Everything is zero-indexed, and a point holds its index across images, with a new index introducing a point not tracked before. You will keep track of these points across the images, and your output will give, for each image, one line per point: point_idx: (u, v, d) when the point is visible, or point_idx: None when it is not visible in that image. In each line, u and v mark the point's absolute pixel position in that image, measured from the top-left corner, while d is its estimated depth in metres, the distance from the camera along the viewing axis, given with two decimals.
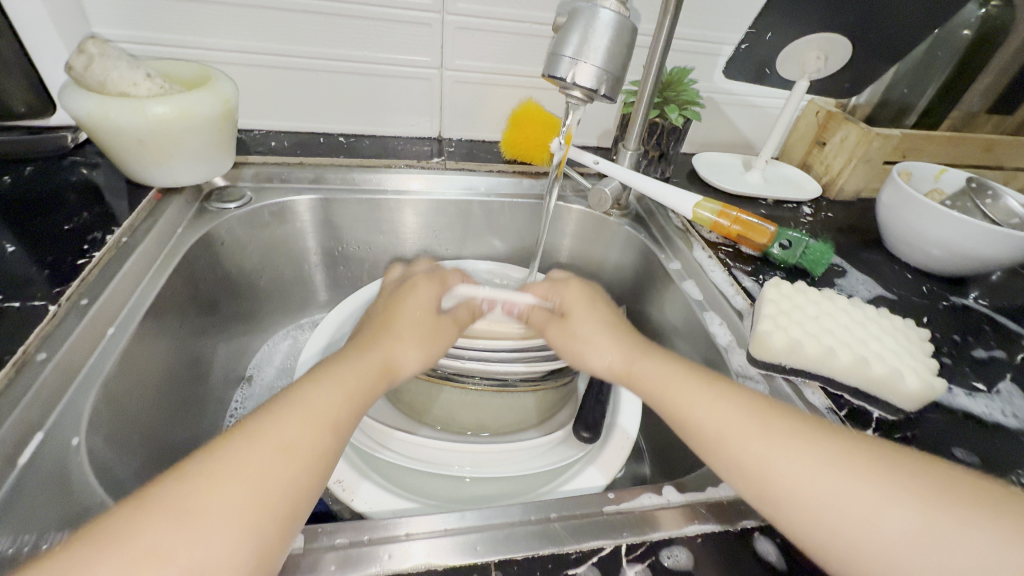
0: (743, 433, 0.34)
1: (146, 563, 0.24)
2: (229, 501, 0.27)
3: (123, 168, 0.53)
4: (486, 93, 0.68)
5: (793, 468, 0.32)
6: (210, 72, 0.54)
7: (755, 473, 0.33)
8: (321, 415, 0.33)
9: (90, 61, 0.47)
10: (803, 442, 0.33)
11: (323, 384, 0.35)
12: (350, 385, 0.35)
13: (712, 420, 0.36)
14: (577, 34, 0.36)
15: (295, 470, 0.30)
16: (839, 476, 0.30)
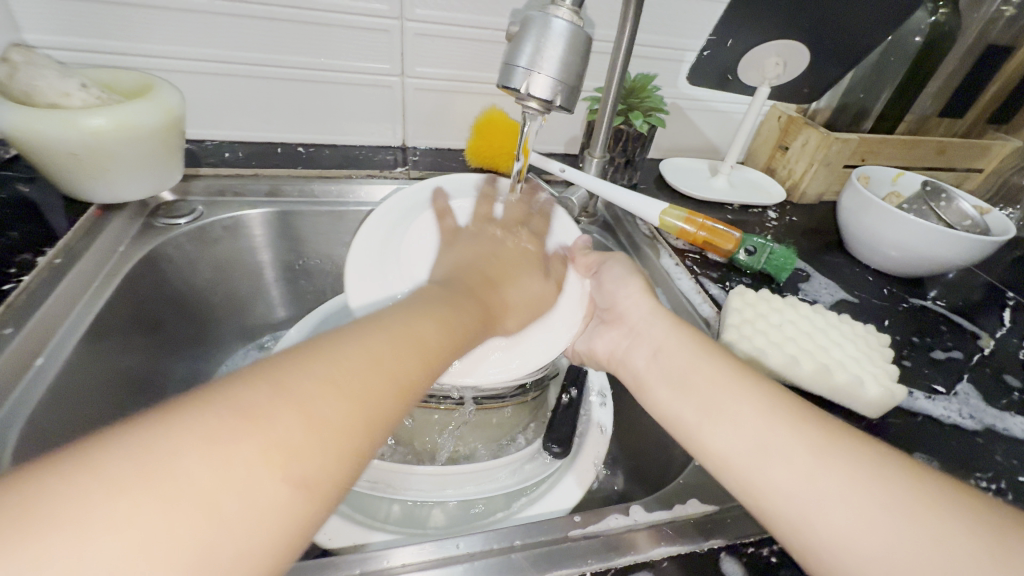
0: (761, 441, 0.31)
1: (263, 456, 0.20)
2: (343, 419, 0.23)
3: (57, 183, 0.50)
4: (449, 100, 0.67)
5: (807, 479, 0.29)
6: (152, 80, 0.51)
7: (763, 487, 0.30)
8: (430, 347, 0.28)
9: (14, 69, 0.44)
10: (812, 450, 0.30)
11: (428, 317, 0.30)
12: (450, 320, 0.31)
13: (731, 435, 0.33)
14: (531, 43, 0.35)
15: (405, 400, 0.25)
16: (853, 492, 0.28)
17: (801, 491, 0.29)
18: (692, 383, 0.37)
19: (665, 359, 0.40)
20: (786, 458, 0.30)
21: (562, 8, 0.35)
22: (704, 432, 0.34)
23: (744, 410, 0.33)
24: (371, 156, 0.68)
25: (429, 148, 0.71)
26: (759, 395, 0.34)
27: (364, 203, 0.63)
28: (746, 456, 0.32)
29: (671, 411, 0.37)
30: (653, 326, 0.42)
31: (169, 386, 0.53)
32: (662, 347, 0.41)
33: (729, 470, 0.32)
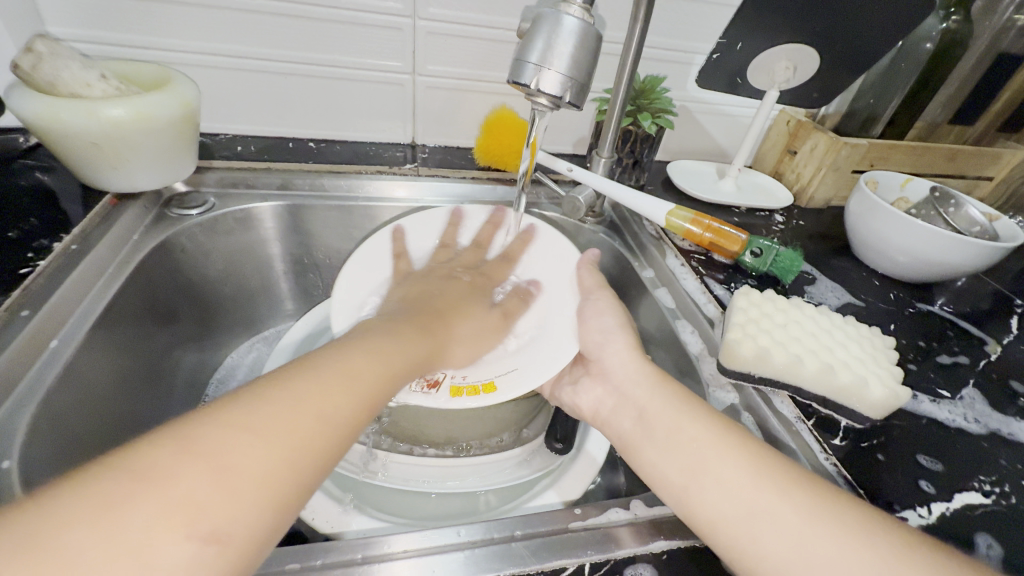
0: (756, 504, 0.30)
1: (177, 516, 0.21)
2: (264, 467, 0.24)
3: (77, 173, 0.51)
4: (459, 99, 0.68)
5: (811, 552, 0.28)
6: (169, 73, 0.52)
7: (752, 555, 0.29)
8: (360, 386, 0.30)
9: (38, 60, 0.44)
10: (809, 518, 0.29)
11: (357, 354, 0.32)
12: (385, 357, 0.33)
13: (725, 501, 0.31)
14: (542, 39, 0.35)
15: (332, 435, 0.27)
16: (861, 568, 0.27)
17: (796, 550, 0.28)
18: (681, 439, 0.35)
19: (646, 418, 0.38)
20: (777, 526, 0.29)
21: (573, 6, 0.36)
22: (707, 490, 0.32)
23: (721, 465, 0.33)
24: (381, 152, 0.69)
25: (438, 146, 0.72)
26: (734, 448, 0.34)
27: (373, 199, 0.63)
28: (746, 526, 0.30)
29: (658, 472, 0.35)
30: (636, 378, 0.41)
31: (177, 375, 0.54)
32: (645, 411, 0.39)
33: (717, 535, 0.31)
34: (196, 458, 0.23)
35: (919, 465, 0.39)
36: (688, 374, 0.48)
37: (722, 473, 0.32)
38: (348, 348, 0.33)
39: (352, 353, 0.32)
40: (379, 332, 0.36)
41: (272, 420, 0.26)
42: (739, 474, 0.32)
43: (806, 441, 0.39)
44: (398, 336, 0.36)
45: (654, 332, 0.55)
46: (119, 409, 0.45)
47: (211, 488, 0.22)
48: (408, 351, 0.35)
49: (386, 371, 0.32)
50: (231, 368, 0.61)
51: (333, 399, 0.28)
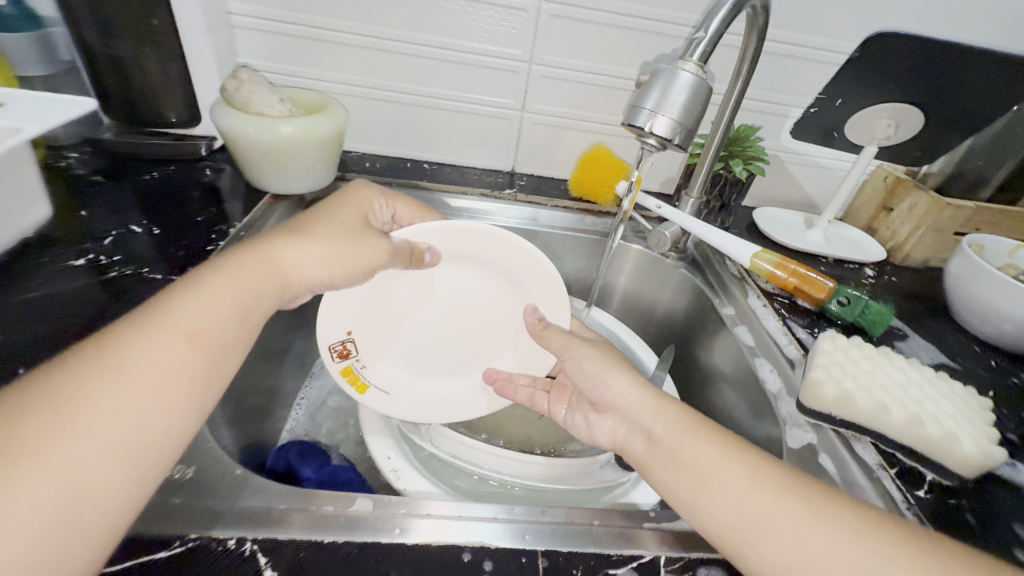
0: (763, 515, 0.31)
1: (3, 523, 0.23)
2: (100, 444, 0.26)
3: (247, 174, 0.62)
4: (560, 135, 0.74)
5: (816, 554, 0.29)
6: (328, 99, 0.63)
7: (753, 554, 0.30)
8: (196, 335, 0.32)
9: (240, 85, 0.57)
10: (815, 523, 0.30)
11: (196, 300, 0.33)
12: (231, 302, 0.35)
13: (731, 514, 0.31)
14: (658, 90, 0.40)
15: (176, 395, 0.30)
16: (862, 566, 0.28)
17: (801, 554, 0.29)
18: (688, 456, 0.34)
19: (654, 433, 0.37)
20: (776, 528, 0.30)
21: (688, 62, 0.41)
22: (725, 499, 0.32)
23: (730, 475, 0.33)
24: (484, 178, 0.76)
25: (535, 176, 0.79)
26: (739, 459, 0.33)
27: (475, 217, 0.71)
28: (755, 534, 0.30)
29: (667, 487, 0.35)
30: (639, 392, 0.39)
31: (294, 351, 0.63)
32: (648, 428, 0.37)
33: (727, 543, 0.31)
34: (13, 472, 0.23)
35: (1013, 533, 0.37)
36: (764, 410, 0.49)
37: (727, 483, 0.32)
38: (175, 303, 0.33)
39: (174, 313, 0.32)
40: (216, 286, 0.35)
41: (96, 405, 0.27)
42: (738, 485, 0.32)
43: (886, 489, 0.39)
44: (241, 279, 0.36)
45: (731, 367, 0.57)
46: (253, 371, 0.53)
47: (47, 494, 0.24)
48: (256, 302, 0.36)
49: (220, 331, 0.33)
50: (333, 355, 0.70)
51: (166, 365, 0.30)
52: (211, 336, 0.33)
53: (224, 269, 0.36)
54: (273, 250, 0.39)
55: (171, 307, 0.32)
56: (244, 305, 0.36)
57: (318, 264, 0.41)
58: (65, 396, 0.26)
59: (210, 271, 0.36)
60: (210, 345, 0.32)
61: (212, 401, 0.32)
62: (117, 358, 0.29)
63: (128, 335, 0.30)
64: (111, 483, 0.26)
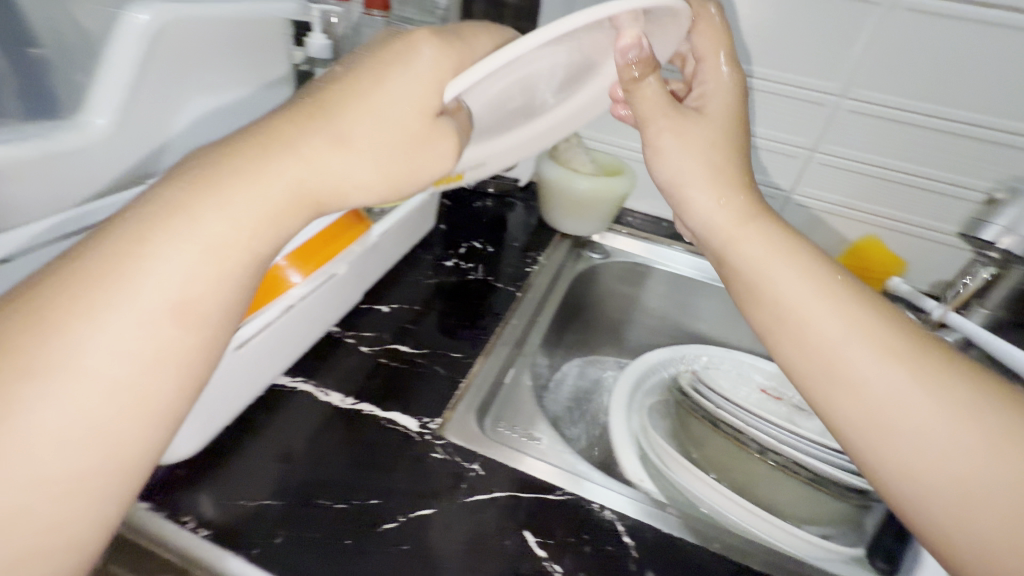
0: (826, 335, 0.30)
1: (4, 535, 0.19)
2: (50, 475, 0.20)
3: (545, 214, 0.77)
4: (825, 219, 0.75)
5: (883, 380, 0.28)
6: (625, 163, 0.75)
7: (865, 404, 0.28)
8: (152, 304, 0.22)
9: (567, 146, 0.71)
10: (927, 374, 0.28)
11: (156, 263, 0.22)
12: (214, 252, 0.23)
13: (857, 357, 0.29)
14: (1016, 209, 0.41)
15: (151, 418, 0.22)
16: (916, 399, 0.27)
17: (856, 383, 0.29)
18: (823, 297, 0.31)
19: (731, 254, 0.35)
20: (868, 354, 0.29)
21: None
22: (841, 346, 0.30)
23: (802, 291, 0.32)
24: None
25: None
26: (870, 316, 0.30)
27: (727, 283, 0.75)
28: (842, 354, 0.30)
29: (776, 344, 0.33)
30: (721, 204, 0.36)
31: None
32: (728, 240, 0.35)
33: (810, 377, 0.31)
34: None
35: None
36: None
37: (830, 319, 0.30)
38: (142, 264, 0.22)
39: (129, 267, 0.22)
40: (210, 195, 0.23)
41: (33, 410, 0.19)
42: (865, 346, 0.29)
43: None
44: (226, 226, 0.23)
45: None
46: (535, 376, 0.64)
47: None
48: (261, 249, 0.25)
49: (196, 298, 0.23)
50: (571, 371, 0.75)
51: (112, 363, 0.21)
52: (185, 304, 0.22)
53: (192, 185, 0.23)
54: (304, 131, 0.25)
55: (158, 222, 0.22)
56: (224, 270, 0.23)
57: (365, 154, 0.26)
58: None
59: (221, 158, 0.24)
60: (184, 315, 0.22)
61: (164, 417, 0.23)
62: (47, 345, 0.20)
63: (74, 294, 0.21)
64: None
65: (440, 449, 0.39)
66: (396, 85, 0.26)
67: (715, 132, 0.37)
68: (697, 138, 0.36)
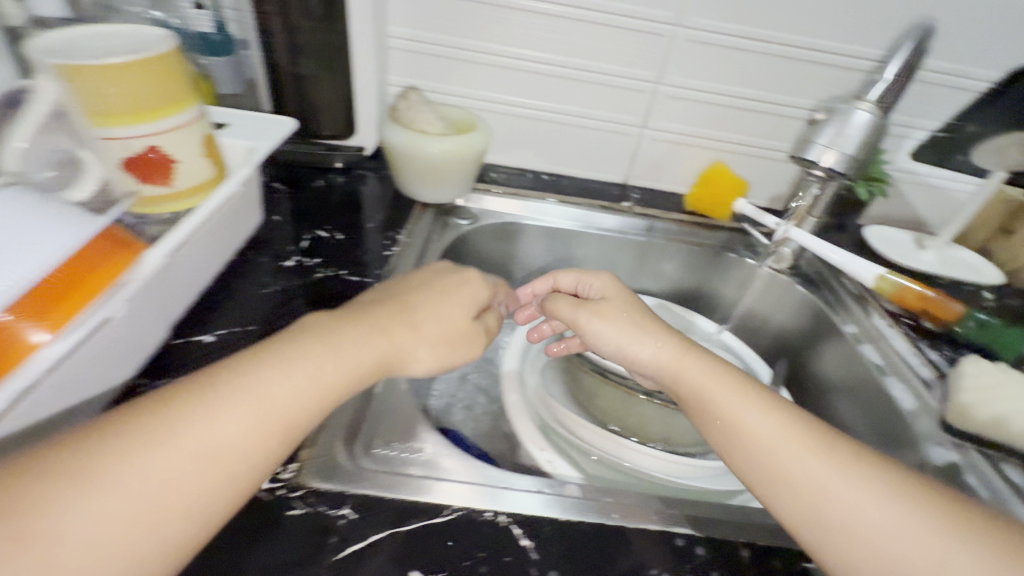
0: (739, 399, 0.41)
1: (95, 553, 0.26)
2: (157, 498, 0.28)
3: (402, 183, 0.69)
4: (678, 151, 0.77)
5: (773, 432, 0.38)
6: (477, 117, 0.68)
7: (765, 459, 0.38)
8: (279, 412, 0.33)
9: (408, 105, 0.63)
10: (807, 434, 0.38)
11: (270, 380, 0.33)
12: (322, 381, 0.35)
13: (767, 432, 0.39)
14: (833, 128, 0.44)
15: (218, 477, 0.30)
16: (806, 454, 0.37)
17: (844, 520, 0.34)
18: (765, 403, 0.41)
19: (682, 384, 0.44)
20: (772, 419, 0.39)
21: (864, 102, 0.43)
22: (746, 420, 0.40)
23: (818, 467, 0.36)
24: (600, 189, 0.81)
25: (647, 188, 0.82)
26: (805, 436, 0.38)
27: (596, 226, 0.75)
28: (749, 423, 0.39)
29: (709, 409, 0.42)
30: (660, 350, 0.45)
31: None
32: (678, 372, 0.44)
33: (724, 444, 0.40)
34: (157, 435, 0.29)
35: None
36: (901, 427, 0.52)
37: (751, 414, 0.40)
38: (250, 371, 0.33)
39: (299, 345, 0.36)
40: (300, 350, 0.36)
41: (150, 451, 0.28)
42: (766, 418, 0.40)
43: None
44: (333, 355, 0.37)
45: (857, 383, 0.59)
46: None
47: (156, 467, 0.28)
48: (302, 383, 0.34)
49: (325, 382, 0.35)
50: None
51: (273, 407, 0.33)
52: (269, 422, 0.32)
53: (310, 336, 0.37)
54: (435, 299, 0.45)
55: (251, 355, 0.34)
56: (334, 388, 0.36)
57: (439, 320, 0.44)
58: (115, 442, 0.28)
59: (312, 336, 0.37)
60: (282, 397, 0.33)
61: (242, 468, 0.31)
62: (246, 378, 0.33)
63: (257, 369, 0.34)
64: (196, 486, 0.29)
65: (300, 503, 0.35)
66: (457, 308, 0.46)
67: (625, 305, 0.49)
68: (614, 310, 0.48)
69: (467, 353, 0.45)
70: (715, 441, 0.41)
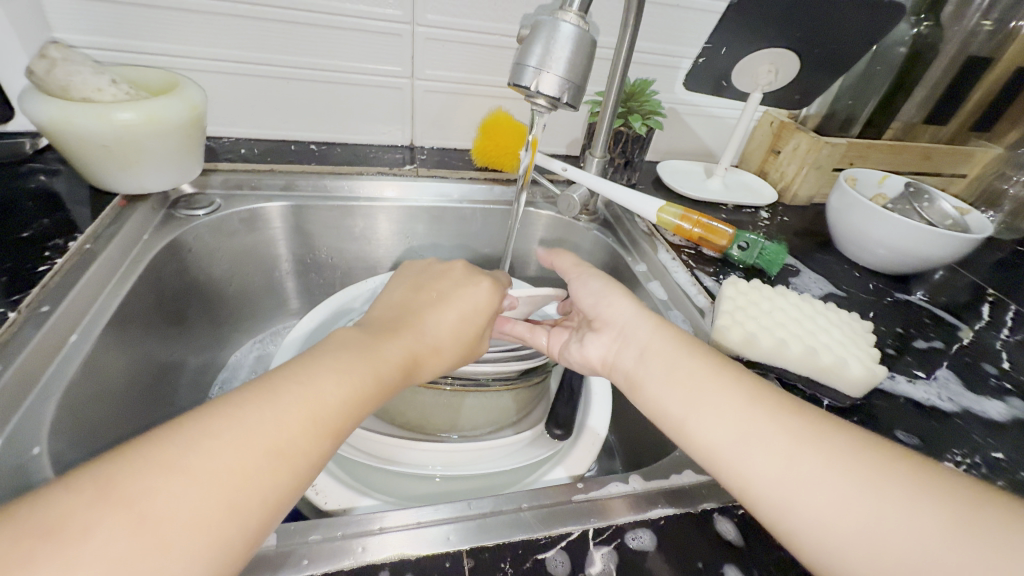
0: (678, 377, 0.36)
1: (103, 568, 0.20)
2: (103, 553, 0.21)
3: (88, 175, 0.52)
4: (458, 102, 0.70)
5: (716, 418, 0.33)
6: (177, 78, 0.54)
7: (719, 448, 0.32)
8: (325, 410, 0.29)
9: (52, 65, 0.46)
10: (754, 411, 0.32)
11: (319, 372, 0.30)
12: (359, 377, 0.31)
13: (717, 424, 0.33)
14: (540, 45, 0.37)
15: (276, 474, 0.26)
16: (772, 440, 0.31)
17: (798, 494, 0.29)
18: (689, 371, 0.36)
19: (649, 371, 0.38)
20: (715, 404, 0.33)
21: (569, 13, 0.38)
22: (693, 405, 0.35)
23: (773, 464, 0.30)
24: (381, 154, 0.71)
25: (437, 148, 0.75)
26: (802, 425, 0.31)
27: (376, 198, 0.65)
28: (701, 397, 0.34)
29: (650, 386, 0.38)
30: (626, 333, 0.41)
31: (190, 368, 0.56)
32: (640, 367, 0.39)
33: (703, 448, 0.33)
34: (141, 477, 0.23)
35: (895, 440, 0.41)
36: None
37: (665, 361, 0.38)
38: (260, 389, 0.28)
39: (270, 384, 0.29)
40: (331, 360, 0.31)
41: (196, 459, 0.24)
42: (726, 403, 0.33)
43: None
44: (351, 357, 0.32)
45: None
46: (130, 409, 0.46)
47: (168, 501, 0.23)
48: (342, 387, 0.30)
49: (319, 410, 0.29)
50: (233, 369, 0.62)
51: (268, 428, 0.27)
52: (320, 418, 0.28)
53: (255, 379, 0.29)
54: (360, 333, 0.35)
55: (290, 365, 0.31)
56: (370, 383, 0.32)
57: (452, 320, 0.40)
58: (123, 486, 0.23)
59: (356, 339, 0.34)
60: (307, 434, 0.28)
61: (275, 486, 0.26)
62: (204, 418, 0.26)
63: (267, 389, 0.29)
64: (182, 514, 0.23)
65: None
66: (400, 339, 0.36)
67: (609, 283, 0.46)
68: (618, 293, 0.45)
69: (482, 325, 0.41)
70: (677, 443, 0.35)
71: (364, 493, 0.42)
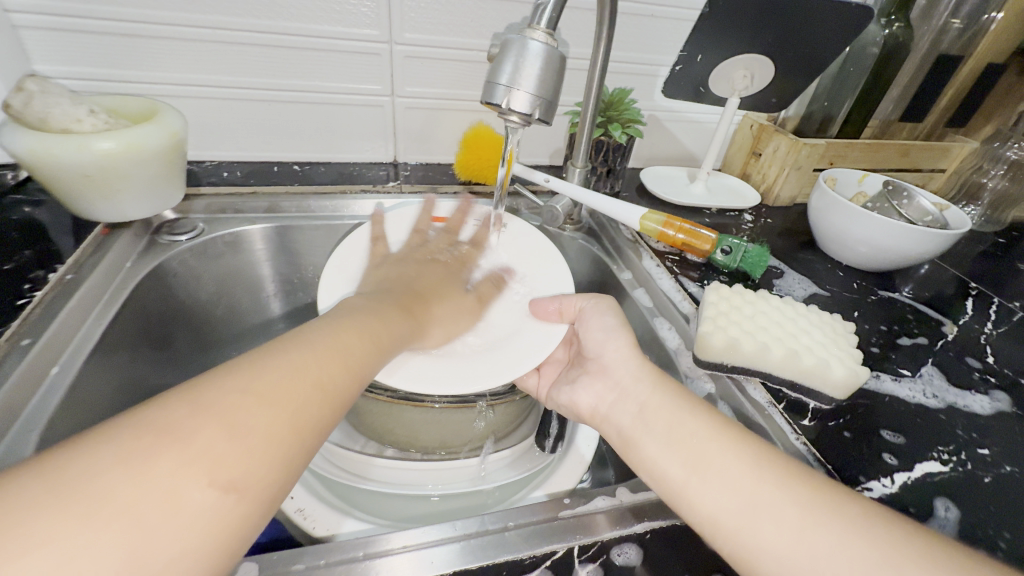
0: (679, 439, 0.35)
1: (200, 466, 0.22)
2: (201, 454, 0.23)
3: (69, 205, 0.52)
4: (440, 118, 0.71)
5: (721, 485, 0.32)
6: (156, 105, 0.54)
7: (728, 521, 0.31)
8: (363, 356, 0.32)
9: (29, 98, 0.46)
10: (759, 479, 0.32)
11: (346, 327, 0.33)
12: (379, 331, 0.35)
13: (722, 495, 0.32)
14: (510, 63, 0.38)
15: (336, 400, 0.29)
16: (781, 513, 0.30)
17: (813, 575, 0.28)
18: (686, 435, 0.35)
19: (648, 429, 0.37)
20: (718, 471, 0.33)
21: (537, 31, 0.39)
22: (696, 471, 0.33)
23: (786, 541, 0.29)
24: (365, 171, 0.71)
25: (420, 163, 0.75)
26: (807, 495, 0.30)
27: (360, 216, 0.66)
28: (704, 462, 0.33)
29: (651, 456, 0.36)
30: (626, 388, 0.41)
31: None
32: (636, 430, 0.38)
33: (712, 524, 0.31)
34: (206, 404, 0.24)
35: (881, 440, 0.41)
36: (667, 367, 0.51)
37: (662, 421, 0.37)
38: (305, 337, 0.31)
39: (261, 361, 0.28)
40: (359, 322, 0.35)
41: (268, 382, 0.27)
42: (731, 468, 0.33)
43: (777, 423, 0.41)
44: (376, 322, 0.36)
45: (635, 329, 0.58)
46: None
47: (250, 414, 0.25)
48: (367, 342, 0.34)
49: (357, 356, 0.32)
50: None
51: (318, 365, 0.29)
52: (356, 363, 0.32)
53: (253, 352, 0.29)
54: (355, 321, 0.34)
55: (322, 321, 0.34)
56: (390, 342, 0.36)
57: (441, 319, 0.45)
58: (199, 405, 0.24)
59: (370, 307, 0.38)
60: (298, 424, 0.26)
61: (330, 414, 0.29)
62: (199, 387, 0.25)
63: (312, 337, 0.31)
64: (265, 424, 0.25)
65: None
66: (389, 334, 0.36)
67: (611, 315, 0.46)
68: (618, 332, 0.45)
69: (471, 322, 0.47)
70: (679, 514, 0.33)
71: (354, 518, 0.42)
